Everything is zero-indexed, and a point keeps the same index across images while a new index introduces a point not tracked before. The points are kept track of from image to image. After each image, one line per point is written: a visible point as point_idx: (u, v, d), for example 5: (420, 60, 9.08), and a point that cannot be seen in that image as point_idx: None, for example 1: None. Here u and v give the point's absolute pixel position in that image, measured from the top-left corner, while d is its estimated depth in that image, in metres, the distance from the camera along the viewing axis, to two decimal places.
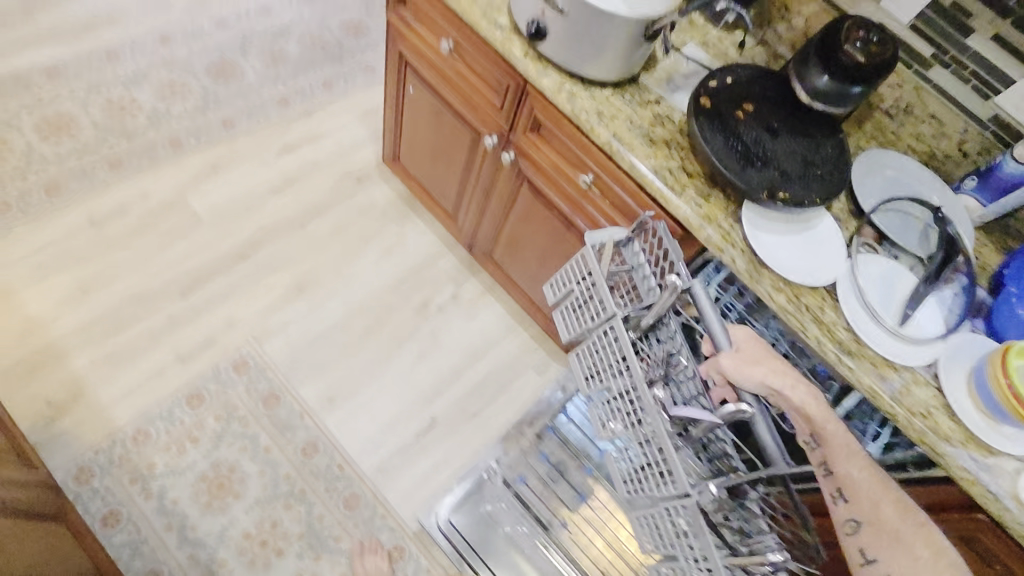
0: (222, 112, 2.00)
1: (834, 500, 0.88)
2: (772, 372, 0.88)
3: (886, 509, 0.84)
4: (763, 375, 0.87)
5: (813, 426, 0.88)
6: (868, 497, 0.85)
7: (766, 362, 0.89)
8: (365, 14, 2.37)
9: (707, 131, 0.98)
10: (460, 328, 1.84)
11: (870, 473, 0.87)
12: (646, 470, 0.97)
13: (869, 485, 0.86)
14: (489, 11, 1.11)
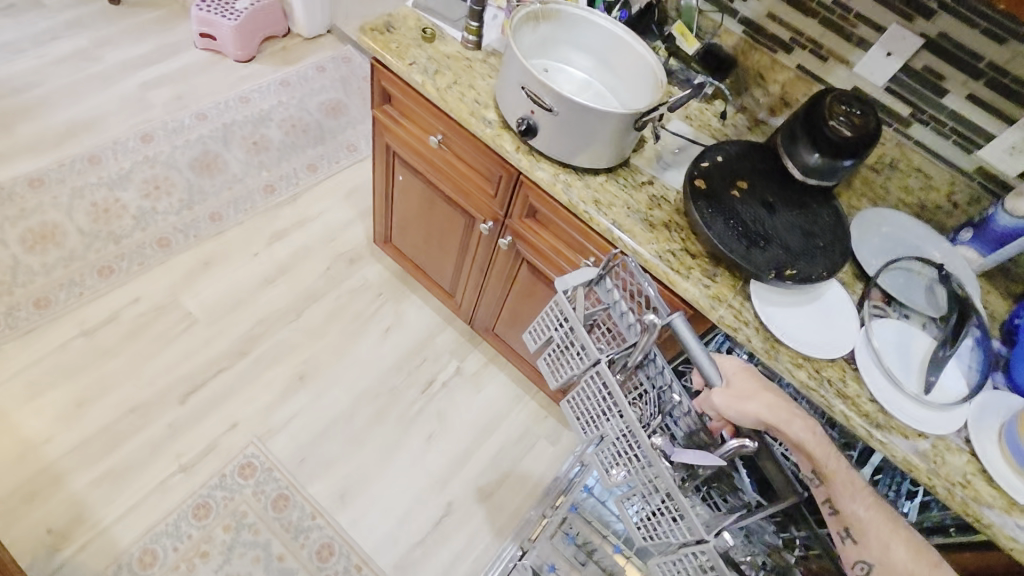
0: (209, 205, 1.96)
1: (844, 541, 0.84)
2: (767, 408, 0.86)
3: (899, 551, 0.79)
4: (759, 410, 0.86)
5: (815, 463, 0.86)
6: (877, 531, 0.81)
7: (761, 397, 0.87)
8: (343, 94, 2.41)
9: (707, 215, 0.99)
10: (467, 404, 1.80)
11: (874, 505, 0.84)
12: (656, 516, 0.93)
13: (878, 519, 0.82)
14: (476, 107, 1.12)
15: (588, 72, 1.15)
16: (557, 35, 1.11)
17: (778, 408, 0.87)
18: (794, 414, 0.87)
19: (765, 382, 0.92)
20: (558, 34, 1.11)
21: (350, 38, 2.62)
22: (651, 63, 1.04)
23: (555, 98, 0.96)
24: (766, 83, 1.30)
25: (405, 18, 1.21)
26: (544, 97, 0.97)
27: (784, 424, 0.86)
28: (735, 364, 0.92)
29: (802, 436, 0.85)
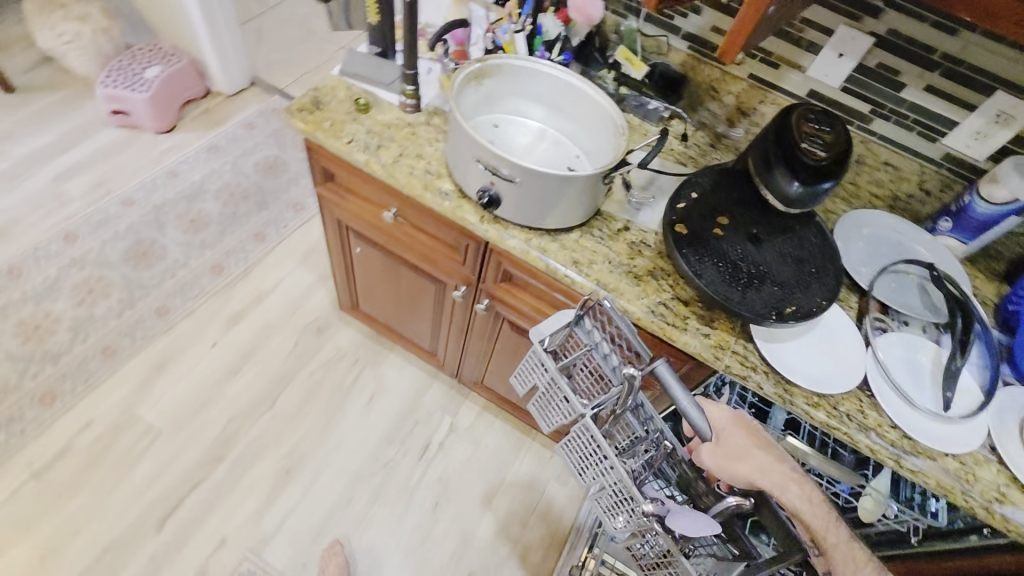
0: (153, 299, 1.81)
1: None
2: (761, 466, 0.81)
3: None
4: (754, 470, 0.80)
5: (813, 532, 0.80)
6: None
7: (754, 457, 0.81)
8: (279, 149, 2.27)
9: (694, 261, 0.93)
10: (469, 461, 1.71)
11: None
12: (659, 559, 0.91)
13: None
14: (429, 179, 1.03)
15: (541, 120, 1.09)
16: (502, 88, 1.05)
17: (773, 469, 0.81)
18: (789, 476, 0.82)
19: (757, 431, 0.86)
20: (503, 88, 1.04)
21: (275, 88, 2.47)
22: (608, 108, 0.99)
23: (515, 169, 0.88)
24: (720, 95, 1.24)
25: (334, 90, 1.12)
26: (502, 169, 0.89)
27: (779, 483, 0.81)
28: (726, 415, 0.85)
29: (801, 496, 0.81)
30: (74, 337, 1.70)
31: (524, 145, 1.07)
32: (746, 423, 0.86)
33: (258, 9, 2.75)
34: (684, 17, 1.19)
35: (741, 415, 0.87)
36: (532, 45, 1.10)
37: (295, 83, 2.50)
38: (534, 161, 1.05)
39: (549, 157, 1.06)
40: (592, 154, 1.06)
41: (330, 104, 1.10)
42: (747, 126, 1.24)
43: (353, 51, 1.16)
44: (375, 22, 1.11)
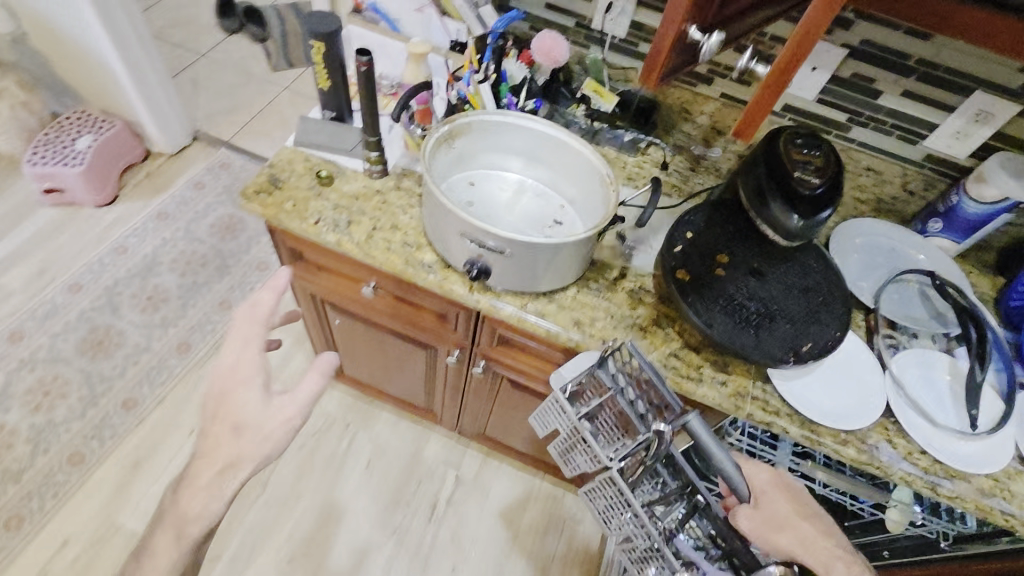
0: (119, 392, 1.68)
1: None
2: (803, 533, 0.79)
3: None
4: (796, 536, 0.79)
5: None
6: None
7: (795, 526, 0.79)
8: (233, 206, 2.14)
9: (702, 310, 0.88)
10: (480, 514, 1.64)
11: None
12: None
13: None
14: (408, 252, 0.96)
15: (519, 171, 1.03)
16: (474, 145, 0.98)
17: (817, 539, 0.79)
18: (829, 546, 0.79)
19: (802, 497, 0.84)
20: (475, 145, 0.98)
21: (219, 140, 2.32)
22: (590, 156, 0.93)
23: (504, 242, 0.82)
24: (693, 115, 1.22)
25: (290, 165, 1.03)
26: (489, 242, 0.83)
27: (822, 552, 0.78)
28: (767, 476, 0.83)
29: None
30: (36, 448, 1.56)
31: (504, 200, 1.01)
32: (789, 486, 0.84)
33: (189, 57, 2.59)
34: (649, 42, 1.13)
35: (783, 477, 0.85)
36: (499, 93, 1.03)
37: (241, 133, 2.36)
38: (518, 216, 0.99)
39: (532, 210, 1.00)
40: (578, 202, 1.00)
41: (288, 181, 1.01)
42: (724, 145, 1.21)
43: (305, 119, 1.07)
44: (327, 87, 1.01)
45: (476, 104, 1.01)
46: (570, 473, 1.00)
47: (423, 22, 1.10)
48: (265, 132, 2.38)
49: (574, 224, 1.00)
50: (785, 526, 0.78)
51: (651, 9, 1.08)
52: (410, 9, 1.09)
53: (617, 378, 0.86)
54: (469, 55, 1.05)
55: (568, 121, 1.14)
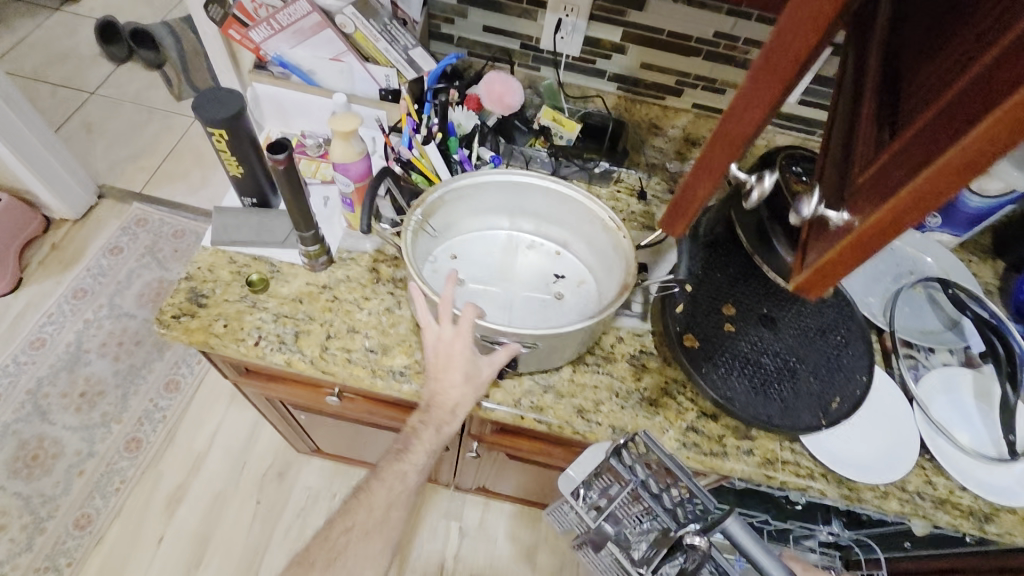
0: (68, 511, 1.50)
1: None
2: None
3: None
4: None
5: None
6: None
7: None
8: (160, 267, 1.90)
9: (718, 380, 0.78)
10: (492, 564, 1.55)
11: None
12: None
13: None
14: (374, 360, 0.82)
15: (504, 227, 0.94)
16: (452, 213, 0.88)
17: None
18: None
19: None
20: (454, 214, 0.87)
21: (129, 193, 2.05)
22: (583, 200, 0.84)
23: (523, 340, 0.73)
24: (663, 130, 1.06)
25: (213, 273, 0.86)
26: (502, 338, 0.74)
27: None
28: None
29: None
30: None
31: (498, 262, 0.91)
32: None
33: (76, 98, 2.27)
34: (608, 58, 0.99)
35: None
36: (448, 149, 0.90)
37: (154, 180, 2.09)
38: (517, 278, 0.90)
39: (529, 267, 0.91)
40: (572, 244, 0.92)
41: (213, 295, 0.84)
42: None
43: (219, 211, 0.88)
44: (239, 174, 0.83)
45: (426, 170, 0.88)
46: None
47: (344, 72, 0.92)
48: (181, 175, 2.12)
49: (577, 270, 0.92)
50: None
51: (606, 22, 0.93)
52: (325, 58, 0.90)
53: (634, 469, 0.71)
54: (405, 106, 0.90)
55: (531, 158, 0.98)
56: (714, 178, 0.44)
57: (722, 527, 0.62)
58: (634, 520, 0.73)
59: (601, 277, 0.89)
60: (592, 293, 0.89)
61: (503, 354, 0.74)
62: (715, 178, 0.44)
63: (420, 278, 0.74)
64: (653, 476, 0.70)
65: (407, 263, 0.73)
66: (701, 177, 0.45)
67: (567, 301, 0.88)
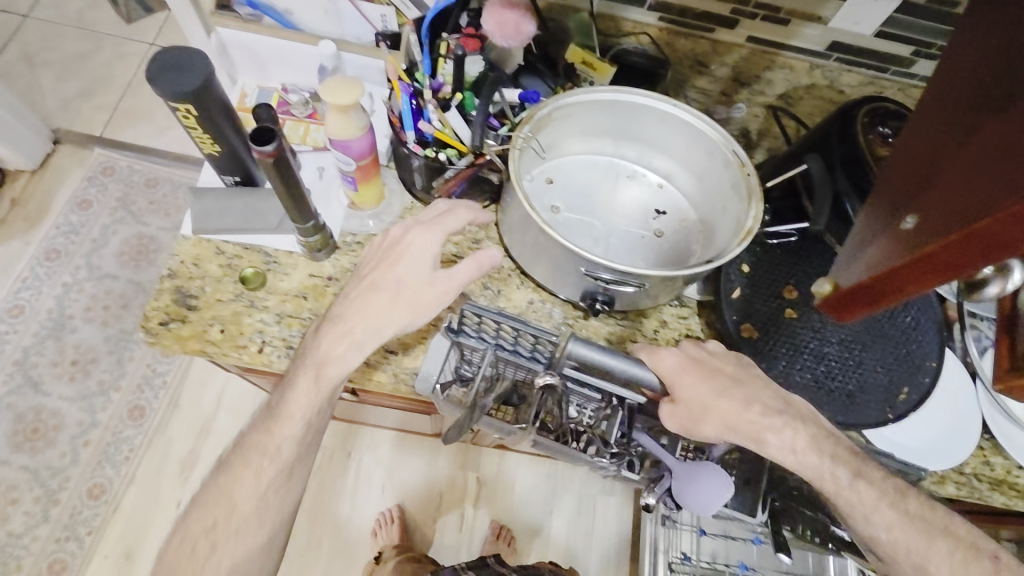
0: (79, 482, 1.47)
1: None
2: (735, 410, 0.65)
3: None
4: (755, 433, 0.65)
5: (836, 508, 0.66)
6: (917, 549, 0.65)
7: (718, 409, 0.65)
8: (136, 220, 1.75)
9: (781, 375, 0.71)
10: (509, 509, 1.56)
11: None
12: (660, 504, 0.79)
13: (913, 537, 0.65)
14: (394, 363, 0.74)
15: (606, 152, 0.82)
16: (550, 136, 0.76)
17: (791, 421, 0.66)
18: (764, 420, 0.64)
19: (719, 365, 0.67)
20: (559, 135, 0.76)
21: (89, 137, 1.84)
22: (706, 130, 0.73)
23: (629, 277, 0.68)
24: (709, 68, 0.92)
25: (199, 268, 0.74)
26: (604, 274, 0.68)
27: (793, 442, 0.65)
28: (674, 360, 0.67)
29: (896, 544, 0.65)
30: (7, 566, 1.40)
31: (596, 187, 0.81)
32: (713, 370, 0.66)
33: (9, 22, 1.97)
34: None
35: (698, 354, 0.67)
36: (467, 109, 0.74)
37: (114, 120, 1.87)
38: (618, 211, 0.81)
39: (628, 200, 0.82)
40: (677, 176, 0.81)
41: (203, 295, 0.73)
42: (748, 99, 0.92)
43: (196, 194, 0.75)
44: (217, 152, 0.69)
45: (452, 141, 0.73)
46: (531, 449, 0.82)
47: (330, 11, 0.77)
48: (144, 113, 1.88)
49: (679, 207, 0.82)
50: (705, 415, 0.65)
51: None
52: None
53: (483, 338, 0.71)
54: (392, 69, 0.74)
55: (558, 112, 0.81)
56: (904, 293, 0.43)
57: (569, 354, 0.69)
58: (518, 373, 0.71)
59: (707, 212, 0.79)
60: (696, 231, 0.80)
61: (467, 268, 0.63)
62: (921, 288, 0.42)
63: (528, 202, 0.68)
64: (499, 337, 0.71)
65: (517, 186, 0.66)
66: (892, 285, 0.44)
67: (666, 239, 0.80)
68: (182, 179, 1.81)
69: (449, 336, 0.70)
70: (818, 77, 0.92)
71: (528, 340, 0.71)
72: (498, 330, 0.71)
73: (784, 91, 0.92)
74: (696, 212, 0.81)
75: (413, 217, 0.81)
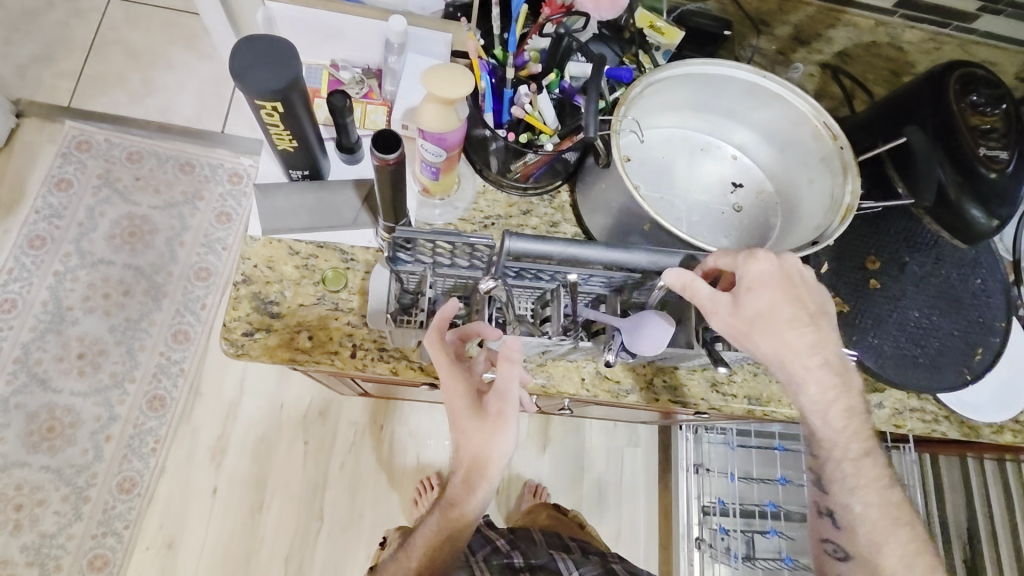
0: (107, 477, 1.43)
1: (822, 515, 0.68)
2: (794, 324, 0.60)
3: (892, 553, 0.63)
4: (779, 340, 0.60)
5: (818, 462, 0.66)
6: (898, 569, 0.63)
7: (778, 326, 0.60)
8: (125, 199, 1.63)
9: (870, 343, 0.74)
10: (541, 467, 1.60)
11: (878, 498, 0.64)
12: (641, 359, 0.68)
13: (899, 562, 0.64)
14: None
15: (676, 123, 0.79)
16: (639, 113, 0.74)
17: (822, 337, 0.61)
18: (813, 339, 0.61)
19: (801, 296, 0.61)
20: (640, 111, 0.73)
21: (56, 109, 1.67)
22: (795, 101, 0.71)
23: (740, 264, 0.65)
24: (770, 28, 0.91)
25: (274, 271, 0.70)
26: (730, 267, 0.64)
27: (817, 342, 0.61)
28: (771, 271, 0.60)
29: None
30: (45, 567, 1.37)
31: (671, 161, 0.79)
32: (798, 284, 0.61)
33: None
34: None
35: (786, 284, 0.61)
36: (549, 88, 0.71)
37: (82, 88, 1.69)
38: (694, 185, 0.80)
39: (703, 174, 0.80)
40: (753, 147, 0.80)
41: (284, 300, 0.69)
42: (805, 59, 0.92)
43: (264, 192, 0.69)
44: (292, 147, 0.65)
45: (538, 124, 0.70)
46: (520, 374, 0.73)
47: None
48: (115, 78, 1.71)
49: (755, 177, 0.81)
50: (765, 330, 0.60)
51: None
52: None
53: (421, 258, 0.60)
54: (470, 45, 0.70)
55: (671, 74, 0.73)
56: None
57: (507, 252, 0.56)
58: (456, 282, 0.63)
59: (787, 184, 0.79)
60: (774, 204, 0.80)
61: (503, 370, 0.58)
62: None
63: (632, 184, 0.65)
64: (436, 253, 0.59)
65: (622, 168, 0.64)
66: None
67: (746, 214, 0.80)
68: (167, 151, 1.67)
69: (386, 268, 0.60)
70: (881, 34, 0.91)
71: (464, 252, 0.59)
72: (433, 247, 0.58)
73: (841, 49, 0.91)
74: (773, 185, 0.80)
75: (487, 201, 0.78)
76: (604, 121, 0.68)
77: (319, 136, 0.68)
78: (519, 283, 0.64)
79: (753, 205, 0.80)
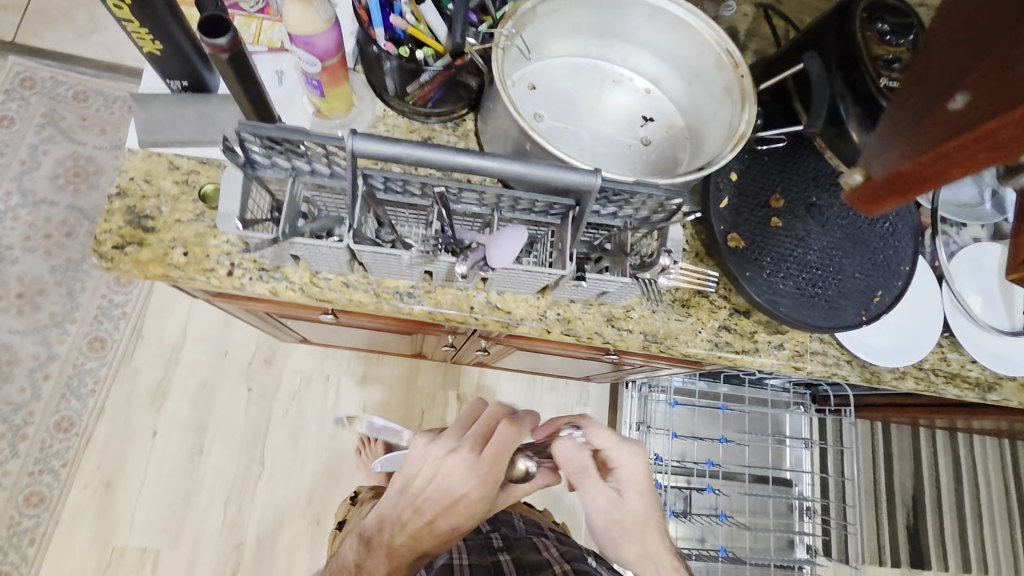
0: (45, 415, 1.43)
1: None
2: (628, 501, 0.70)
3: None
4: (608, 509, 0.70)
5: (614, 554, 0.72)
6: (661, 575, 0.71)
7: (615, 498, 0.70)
8: (68, 137, 1.58)
9: (766, 284, 0.72)
10: None
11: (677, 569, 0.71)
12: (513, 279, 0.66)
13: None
14: (379, 287, 0.71)
15: (586, 52, 0.77)
16: (537, 34, 0.71)
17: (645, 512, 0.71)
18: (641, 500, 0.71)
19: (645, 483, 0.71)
20: (538, 31, 0.71)
21: None
22: (698, 24, 0.69)
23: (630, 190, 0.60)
24: None
25: (152, 185, 0.68)
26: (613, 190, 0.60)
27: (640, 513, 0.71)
28: (629, 460, 0.71)
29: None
30: None
31: (579, 92, 0.77)
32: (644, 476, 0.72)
33: None
34: None
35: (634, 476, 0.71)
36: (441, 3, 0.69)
37: (27, 23, 1.65)
38: (602, 117, 0.77)
39: (613, 106, 0.77)
40: (664, 79, 0.77)
41: (160, 215, 0.67)
42: None
43: (141, 103, 0.67)
44: (159, 52, 0.62)
45: (427, 40, 0.69)
46: (406, 302, 0.71)
47: None
48: (62, 14, 1.66)
49: (666, 112, 0.78)
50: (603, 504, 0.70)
51: None
52: None
53: (278, 163, 0.57)
54: None
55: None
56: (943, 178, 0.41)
57: (353, 153, 0.52)
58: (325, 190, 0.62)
59: (695, 118, 0.77)
60: (683, 139, 0.77)
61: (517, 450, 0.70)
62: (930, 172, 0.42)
63: (513, 103, 0.63)
64: (293, 158, 0.57)
65: (500, 87, 0.61)
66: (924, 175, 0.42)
67: (654, 148, 0.77)
68: (114, 91, 1.63)
69: (248, 174, 0.58)
70: None
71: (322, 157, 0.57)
72: (288, 150, 0.56)
73: None
74: (684, 118, 0.78)
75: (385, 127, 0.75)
76: (492, 36, 0.66)
77: (198, 44, 0.65)
78: (386, 198, 0.61)
79: (662, 139, 0.77)
